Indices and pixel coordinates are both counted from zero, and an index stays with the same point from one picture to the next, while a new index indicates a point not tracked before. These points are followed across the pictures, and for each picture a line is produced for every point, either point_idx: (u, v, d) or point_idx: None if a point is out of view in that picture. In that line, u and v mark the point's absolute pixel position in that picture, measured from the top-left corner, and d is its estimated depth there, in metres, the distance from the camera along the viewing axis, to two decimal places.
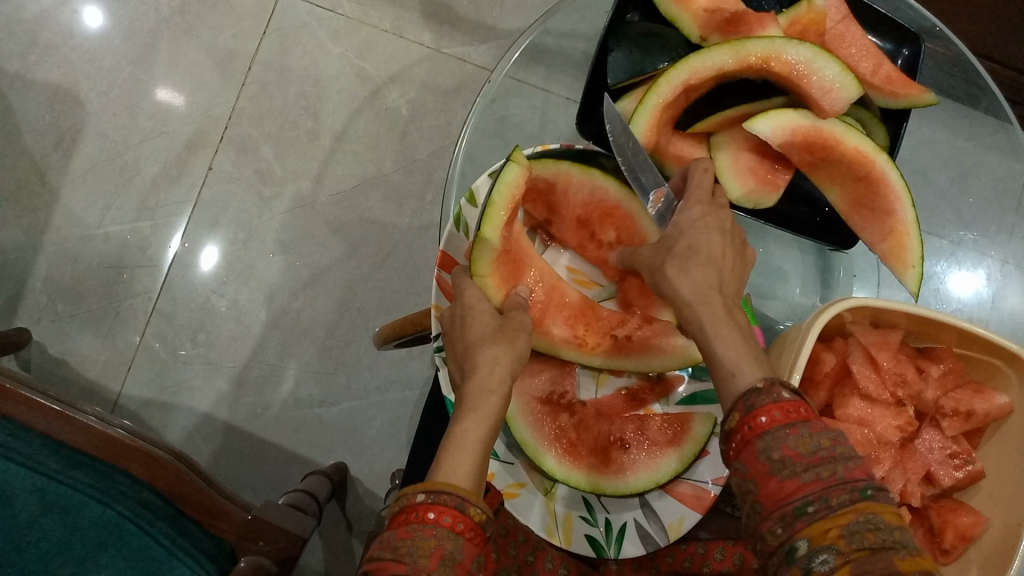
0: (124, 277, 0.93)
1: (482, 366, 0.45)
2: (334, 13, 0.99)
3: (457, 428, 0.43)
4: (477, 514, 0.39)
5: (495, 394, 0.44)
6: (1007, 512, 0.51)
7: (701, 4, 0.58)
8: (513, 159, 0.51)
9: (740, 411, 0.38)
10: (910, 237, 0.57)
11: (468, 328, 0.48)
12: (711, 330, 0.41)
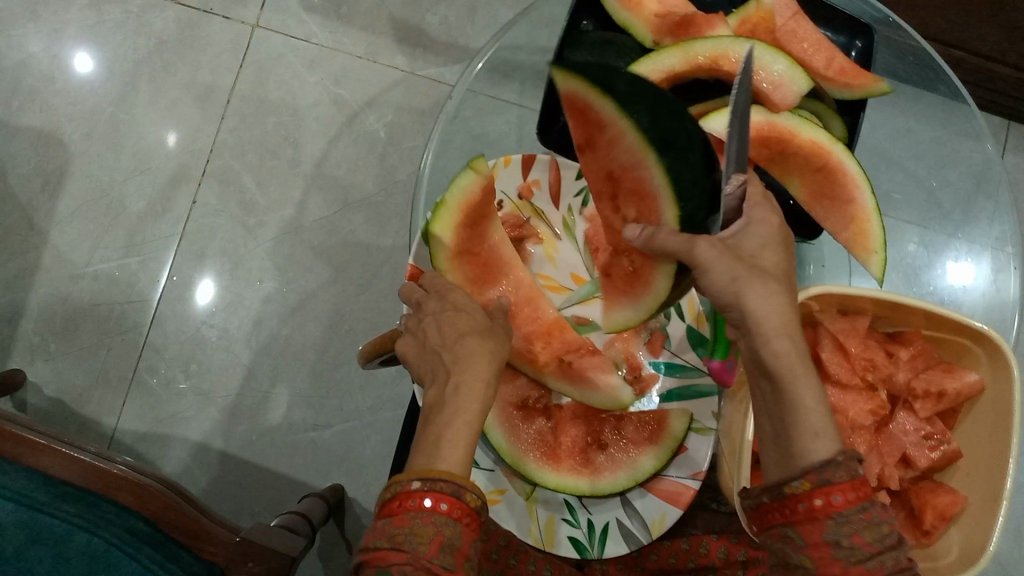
0: (114, 313, 0.95)
1: (468, 358, 0.46)
2: (309, 42, 1.00)
3: (448, 422, 0.43)
4: (473, 499, 0.42)
5: (484, 388, 0.45)
6: (984, 488, 0.52)
7: (652, 9, 0.60)
8: (473, 167, 0.53)
9: (813, 481, 0.41)
10: (871, 223, 0.57)
11: (456, 320, 0.48)
12: (793, 386, 0.43)
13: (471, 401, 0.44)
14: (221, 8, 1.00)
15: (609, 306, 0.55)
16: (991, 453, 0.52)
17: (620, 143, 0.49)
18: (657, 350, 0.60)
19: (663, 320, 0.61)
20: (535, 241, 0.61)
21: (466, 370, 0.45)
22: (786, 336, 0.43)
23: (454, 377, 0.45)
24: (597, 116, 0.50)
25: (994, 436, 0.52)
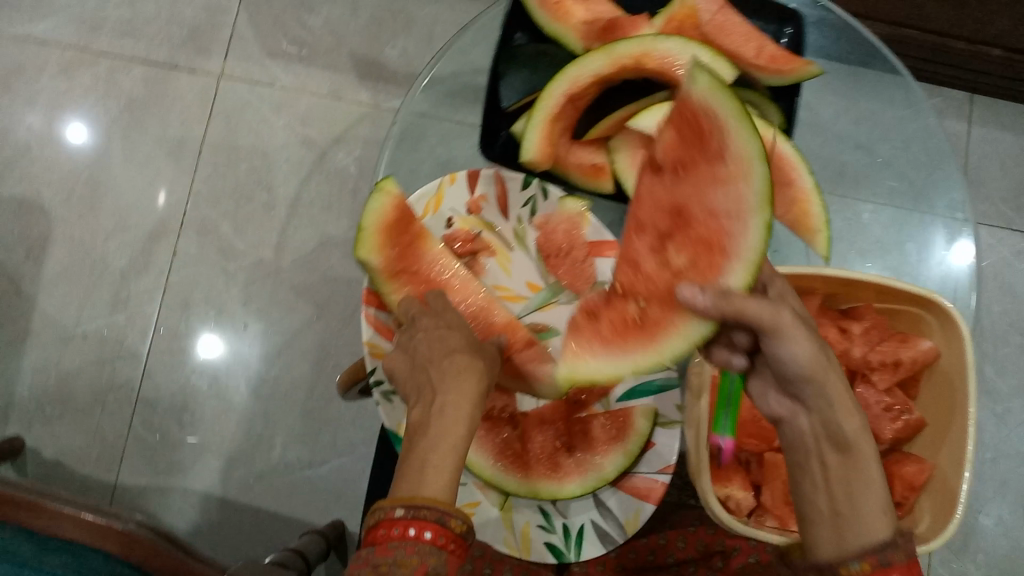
0: (106, 370, 0.96)
1: (455, 379, 0.45)
2: (273, 87, 1.02)
3: (434, 439, 0.43)
4: (457, 527, 0.41)
5: (473, 409, 0.44)
6: (950, 452, 0.52)
7: (579, 17, 0.61)
8: (382, 188, 0.54)
9: (872, 560, 0.41)
10: (814, 204, 0.58)
11: (446, 339, 0.48)
12: (856, 467, 0.44)
13: (459, 422, 0.43)
14: (186, 62, 1.03)
15: (577, 356, 0.50)
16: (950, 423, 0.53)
17: (720, 177, 0.47)
18: None
19: None
20: (489, 253, 0.62)
21: (449, 388, 0.45)
22: (849, 411, 0.45)
23: (439, 394, 0.45)
24: (720, 146, 0.47)
25: (954, 405, 0.53)
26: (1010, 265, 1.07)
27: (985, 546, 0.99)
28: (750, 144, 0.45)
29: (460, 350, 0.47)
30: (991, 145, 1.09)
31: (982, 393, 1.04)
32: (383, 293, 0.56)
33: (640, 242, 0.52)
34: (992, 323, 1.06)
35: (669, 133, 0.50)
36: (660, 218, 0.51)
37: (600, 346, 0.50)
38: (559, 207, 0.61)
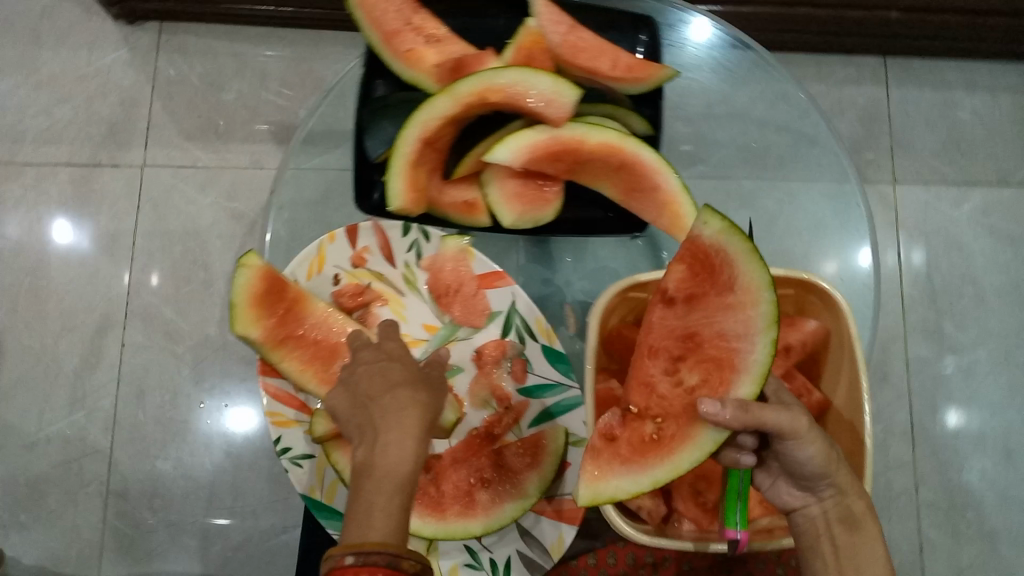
0: (73, 470, 0.95)
1: (402, 415, 0.43)
2: (195, 167, 1.04)
3: (375, 480, 0.42)
4: (411, 565, 0.41)
5: (413, 440, 0.43)
6: (851, 422, 0.54)
7: (431, 60, 0.62)
8: (244, 263, 0.57)
9: None
10: (682, 203, 0.59)
11: (386, 372, 0.46)
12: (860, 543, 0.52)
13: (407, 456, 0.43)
14: (108, 158, 1.05)
15: (601, 476, 0.52)
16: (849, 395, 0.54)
17: (729, 307, 0.52)
18: (522, 376, 0.62)
19: (520, 344, 0.62)
20: (381, 302, 0.63)
21: (394, 425, 0.43)
22: (855, 497, 0.51)
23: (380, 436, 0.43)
24: (729, 277, 0.52)
25: (849, 377, 0.54)
26: (949, 216, 1.05)
27: (974, 502, 0.96)
28: (755, 264, 0.51)
29: (401, 382, 0.46)
30: (911, 104, 1.09)
31: (945, 348, 1.00)
32: (272, 362, 0.58)
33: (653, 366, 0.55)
34: (942, 276, 1.03)
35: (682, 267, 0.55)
36: (667, 346, 0.55)
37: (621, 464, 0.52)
38: (441, 247, 0.62)
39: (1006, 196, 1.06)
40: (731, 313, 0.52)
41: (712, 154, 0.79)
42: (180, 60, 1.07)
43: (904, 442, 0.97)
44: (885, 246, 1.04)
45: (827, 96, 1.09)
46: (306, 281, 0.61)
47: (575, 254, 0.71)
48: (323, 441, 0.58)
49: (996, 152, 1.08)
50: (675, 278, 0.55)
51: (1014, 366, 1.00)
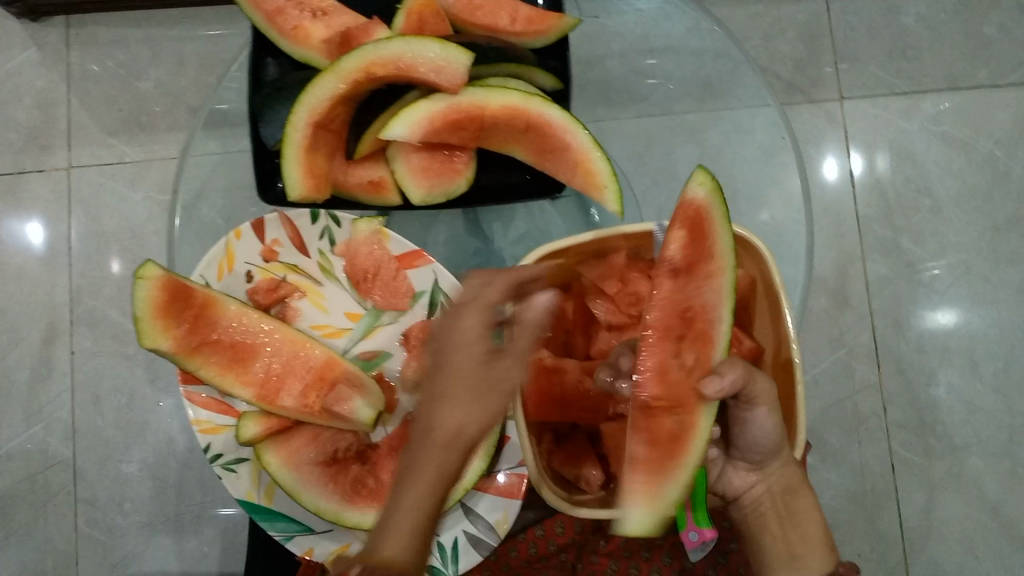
0: (38, 483, 0.94)
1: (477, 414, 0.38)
2: (123, 162, 1.00)
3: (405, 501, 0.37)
4: None
5: (450, 458, 0.38)
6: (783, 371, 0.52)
7: (319, 35, 0.60)
8: (141, 274, 0.55)
9: None
10: (595, 159, 0.58)
11: (456, 351, 0.39)
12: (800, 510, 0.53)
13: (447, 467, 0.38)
14: (32, 163, 1.00)
15: (643, 493, 0.47)
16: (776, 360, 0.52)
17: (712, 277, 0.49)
18: None
19: None
20: (299, 295, 0.61)
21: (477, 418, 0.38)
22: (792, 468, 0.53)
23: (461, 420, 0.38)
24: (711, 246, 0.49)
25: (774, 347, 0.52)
26: (900, 129, 1.02)
27: (942, 418, 0.96)
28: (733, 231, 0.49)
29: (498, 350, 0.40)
30: (855, 14, 1.03)
31: (902, 265, 0.99)
32: (189, 370, 0.57)
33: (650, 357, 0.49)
34: (896, 191, 1.00)
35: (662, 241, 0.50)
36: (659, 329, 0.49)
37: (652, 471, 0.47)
38: (353, 231, 0.60)
39: (957, 102, 1.02)
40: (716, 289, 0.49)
41: (648, 93, 0.77)
42: (92, 52, 1.01)
43: (868, 363, 0.96)
44: (847, 157, 1.01)
45: (765, 16, 1.03)
46: (217, 282, 0.59)
47: (503, 221, 0.69)
48: (253, 444, 0.57)
49: (946, 55, 1.03)
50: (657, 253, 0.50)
51: (974, 277, 0.99)
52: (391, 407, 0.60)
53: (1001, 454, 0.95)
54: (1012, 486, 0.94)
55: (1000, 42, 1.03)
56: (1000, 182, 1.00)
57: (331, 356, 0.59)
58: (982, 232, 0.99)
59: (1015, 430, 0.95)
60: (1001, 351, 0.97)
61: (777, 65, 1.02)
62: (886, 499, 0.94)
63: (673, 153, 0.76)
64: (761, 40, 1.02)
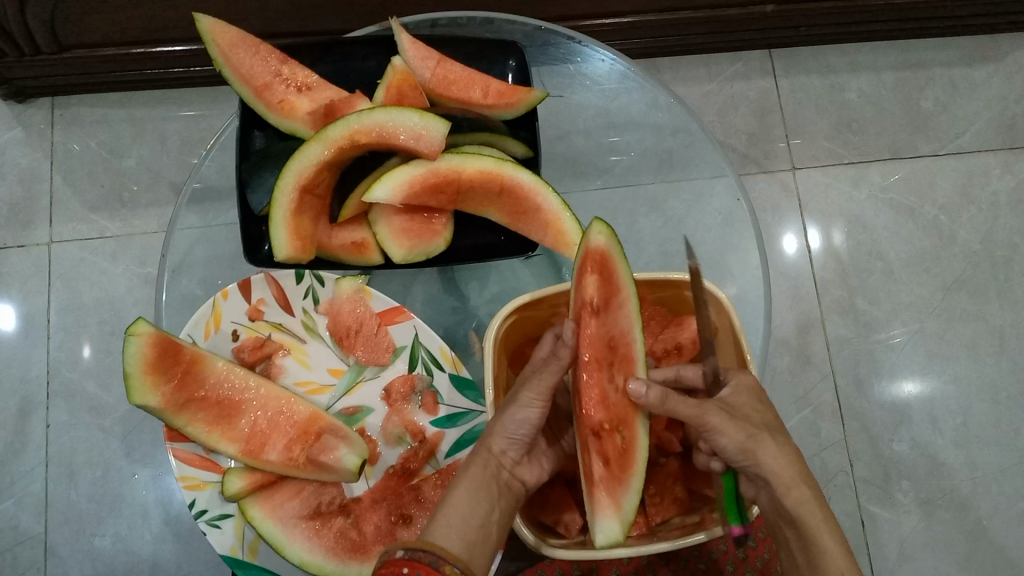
0: (8, 560, 0.91)
1: (508, 436, 0.53)
2: (103, 237, 1.01)
3: (455, 486, 0.52)
4: (452, 573, 0.45)
5: (490, 458, 0.52)
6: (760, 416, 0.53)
7: (304, 108, 0.64)
8: (133, 331, 0.58)
9: None
10: (565, 220, 0.62)
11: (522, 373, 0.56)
12: (813, 531, 0.50)
13: (492, 496, 0.51)
14: (12, 239, 1.00)
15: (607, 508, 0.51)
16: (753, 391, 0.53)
17: (622, 308, 0.54)
18: (434, 408, 0.63)
19: (428, 376, 0.63)
20: (283, 352, 0.64)
21: (513, 451, 0.53)
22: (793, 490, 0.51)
23: (499, 455, 0.53)
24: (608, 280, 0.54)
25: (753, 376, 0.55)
26: (851, 196, 1.08)
27: (906, 472, 0.98)
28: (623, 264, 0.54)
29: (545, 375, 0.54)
30: (802, 91, 1.11)
31: (861, 325, 1.03)
32: (176, 426, 0.59)
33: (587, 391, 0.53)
34: (851, 255, 1.06)
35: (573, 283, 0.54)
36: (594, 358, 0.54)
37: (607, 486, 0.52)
38: (337, 290, 0.63)
39: (902, 171, 1.09)
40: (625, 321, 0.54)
41: (613, 166, 0.82)
42: (76, 132, 1.04)
43: (833, 421, 0.99)
44: (803, 232, 1.06)
45: (717, 94, 1.10)
46: (204, 341, 0.61)
47: (480, 280, 0.72)
48: (238, 499, 0.58)
49: (888, 128, 1.10)
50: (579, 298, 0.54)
51: (929, 335, 1.03)
52: (373, 460, 0.62)
53: (966, 508, 0.97)
54: (978, 538, 0.97)
55: (937, 116, 1.10)
56: (946, 245, 1.06)
57: (316, 412, 0.61)
58: (933, 292, 1.05)
59: (978, 483, 0.98)
60: (958, 406, 1.01)
61: (732, 139, 1.08)
62: (860, 555, 0.95)
63: (637, 223, 0.79)
64: (716, 115, 1.09)
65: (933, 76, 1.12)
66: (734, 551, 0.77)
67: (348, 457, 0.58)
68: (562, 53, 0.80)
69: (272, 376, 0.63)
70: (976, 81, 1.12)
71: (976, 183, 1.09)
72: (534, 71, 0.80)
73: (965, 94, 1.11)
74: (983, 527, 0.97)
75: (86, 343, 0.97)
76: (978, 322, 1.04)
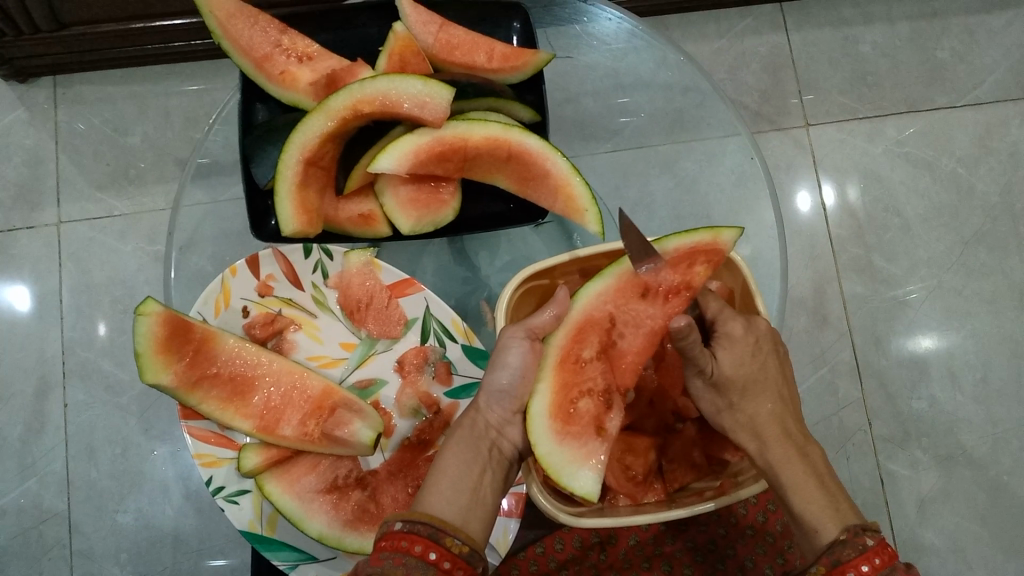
0: (34, 537, 0.92)
1: (495, 391, 0.53)
2: (111, 216, 1.00)
3: (445, 454, 0.52)
4: (451, 545, 0.46)
5: (478, 427, 0.53)
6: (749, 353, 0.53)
7: (305, 78, 0.63)
8: (142, 311, 0.57)
9: (828, 563, 0.46)
10: (575, 185, 0.61)
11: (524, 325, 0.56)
12: (797, 482, 0.50)
13: (482, 459, 0.52)
14: (22, 221, 1.00)
15: (589, 458, 0.51)
16: (763, 351, 0.54)
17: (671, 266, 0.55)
18: (447, 378, 0.62)
19: (440, 348, 0.63)
20: (294, 327, 0.64)
21: (500, 410, 0.54)
22: (778, 447, 0.51)
23: (486, 416, 0.54)
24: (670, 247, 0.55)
25: (776, 332, 0.56)
26: (866, 152, 1.06)
27: (926, 429, 0.98)
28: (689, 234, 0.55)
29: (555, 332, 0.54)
30: (814, 45, 1.08)
31: (878, 282, 1.02)
32: (188, 404, 0.59)
33: (625, 352, 0.54)
34: (867, 212, 1.04)
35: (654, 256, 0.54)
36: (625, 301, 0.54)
37: (600, 442, 0.52)
38: (345, 263, 0.62)
39: (918, 125, 1.06)
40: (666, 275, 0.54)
41: (624, 128, 0.80)
42: (79, 110, 1.03)
43: (851, 379, 0.98)
44: (818, 189, 1.04)
45: (728, 51, 1.07)
46: (215, 318, 0.61)
47: (490, 250, 0.71)
48: (255, 475, 0.59)
49: (904, 80, 1.07)
50: (657, 270, 0.54)
51: (947, 291, 1.02)
52: (387, 434, 0.62)
53: (986, 463, 0.97)
54: (999, 493, 0.96)
55: (954, 67, 1.08)
56: (964, 198, 1.04)
57: (330, 386, 0.61)
58: (951, 247, 1.03)
59: (998, 438, 0.97)
60: (978, 361, 1.00)
61: (744, 96, 1.06)
62: (879, 513, 0.95)
63: (649, 184, 0.80)
64: (727, 73, 1.07)
65: (950, 26, 1.09)
66: (754, 516, 0.76)
67: (363, 429, 0.58)
68: (569, 13, 0.78)
69: (285, 351, 0.63)
70: (994, 28, 1.09)
71: (994, 134, 1.06)
72: (540, 33, 0.78)
73: (982, 43, 1.08)
74: (1004, 482, 0.96)
75: (99, 323, 0.97)
76: (997, 276, 1.02)
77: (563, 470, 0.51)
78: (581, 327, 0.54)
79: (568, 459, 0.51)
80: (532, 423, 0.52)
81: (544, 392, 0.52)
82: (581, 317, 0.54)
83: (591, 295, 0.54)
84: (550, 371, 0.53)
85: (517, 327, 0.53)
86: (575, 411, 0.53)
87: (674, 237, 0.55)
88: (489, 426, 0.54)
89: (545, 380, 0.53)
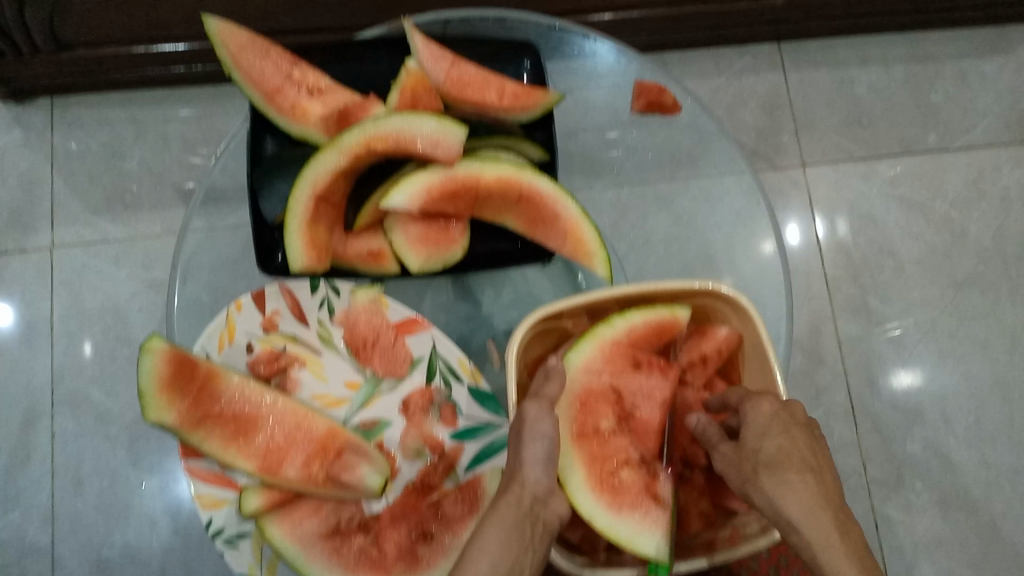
0: (15, 571, 0.89)
1: (537, 462, 0.48)
2: (105, 241, 0.99)
3: (481, 531, 0.45)
4: None
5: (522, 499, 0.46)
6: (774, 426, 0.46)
7: (316, 112, 0.62)
8: (147, 348, 0.57)
9: None
10: (584, 229, 0.62)
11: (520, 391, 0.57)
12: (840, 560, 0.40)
13: (525, 537, 0.45)
14: (13, 244, 0.98)
15: (651, 523, 0.50)
16: (785, 428, 0.45)
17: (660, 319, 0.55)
18: (452, 420, 0.63)
19: (445, 388, 0.63)
20: (298, 364, 0.62)
21: (544, 478, 0.48)
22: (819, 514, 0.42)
23: (530, 488, 0.47)
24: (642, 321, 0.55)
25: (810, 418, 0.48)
26: (862, 192, 1.06)
27: (919, 471, 0.98)
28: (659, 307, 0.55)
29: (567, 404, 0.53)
30: (812, 86, 1.09)
31: (872, 322, 1.02)
32: (191, 443, 0.58)
33: (647, 421, 0.54)
34: (861, 252, 1.04)
35: (625, 328, 0.54)
36: (616, 367, 0.54)
37: (660, 508, 0.51)
38: (352, 300, 0.62)
39: (911, 166, 1.08)
40: (642, 332, 0.55)
41: (622, 164, 0.79)
42: (76, 133, 1.02)
43: (847, 422, 0.99)
44: (813, 229, 1.05)
45: (726, 89, 1.08)
46: (218, 354, 0.61)
47: (495, 287, 0.71)
48: (255, 517, 0.58)
49: (898, 122, 1.09)
50: (642, 342, 0.55)
51: (940, 332, 1.02)
52: (392, 476, 0.61)
53: (979, 506, 0.97)
54: (992, 537, 0.96)
55: (947, 110, 1.09)
56: (957, 241, 1.05)
57: (334, 427, 0.60)
58: (945, 290, 1.04)
59: (991, 481, 0.98)
60: (970, 404, 1.00)
61: (742, 134, 1.06)
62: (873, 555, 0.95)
63: (647, 220, 0.78)
64: (726, 112, 1.07)
65: (943, 70, 1.10)
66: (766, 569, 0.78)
67: (371, 478, 0.57)
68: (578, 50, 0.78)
69: (290, 391, 0.62)
70: (987, 73, 1.11)
71: (986, 178, 1.08)
72: (547, 68, 0.79)
73: (975, 87, 1.10)
74: (997, 528, 0.96)
75: (89, 348, 0.95)
76: (990, 319, 1.03)
77: (632, 539, 0.50)
78: (585, 401, 0.53)
79: (634, 528, 0.50)
80: (578, 498, 0.50)
81: (576, 468, 0.51)
82: (581, 389, 0.53)
83: (583, 366, 0.53)
84: (572, 447, 0.52)
85: (536, 401, 0.49)
86: (620, 479, 0.52)
87: (640, 310, 0.55)
88: (534, 503, 0.47)
89: (571, 455, 0.51)
